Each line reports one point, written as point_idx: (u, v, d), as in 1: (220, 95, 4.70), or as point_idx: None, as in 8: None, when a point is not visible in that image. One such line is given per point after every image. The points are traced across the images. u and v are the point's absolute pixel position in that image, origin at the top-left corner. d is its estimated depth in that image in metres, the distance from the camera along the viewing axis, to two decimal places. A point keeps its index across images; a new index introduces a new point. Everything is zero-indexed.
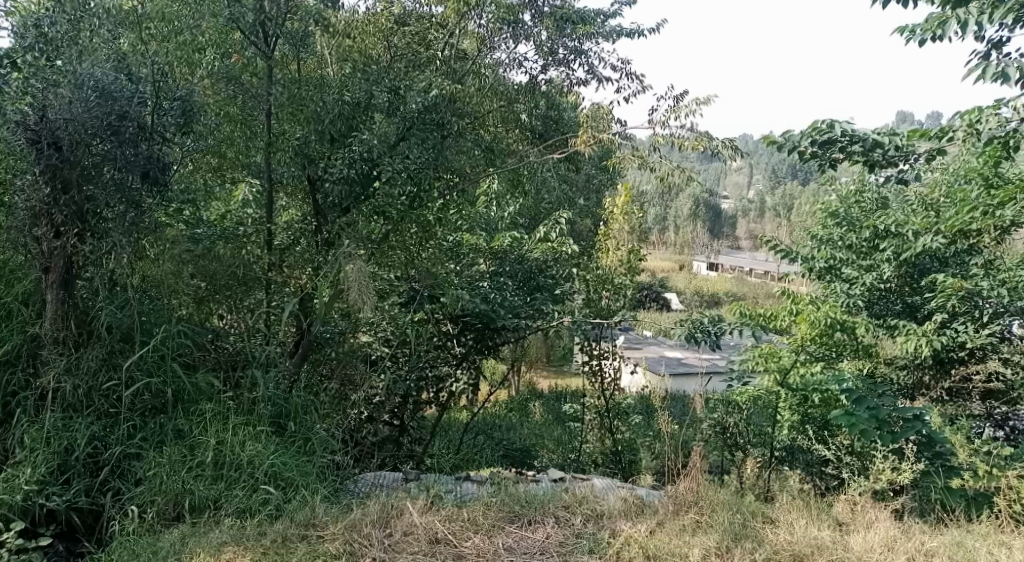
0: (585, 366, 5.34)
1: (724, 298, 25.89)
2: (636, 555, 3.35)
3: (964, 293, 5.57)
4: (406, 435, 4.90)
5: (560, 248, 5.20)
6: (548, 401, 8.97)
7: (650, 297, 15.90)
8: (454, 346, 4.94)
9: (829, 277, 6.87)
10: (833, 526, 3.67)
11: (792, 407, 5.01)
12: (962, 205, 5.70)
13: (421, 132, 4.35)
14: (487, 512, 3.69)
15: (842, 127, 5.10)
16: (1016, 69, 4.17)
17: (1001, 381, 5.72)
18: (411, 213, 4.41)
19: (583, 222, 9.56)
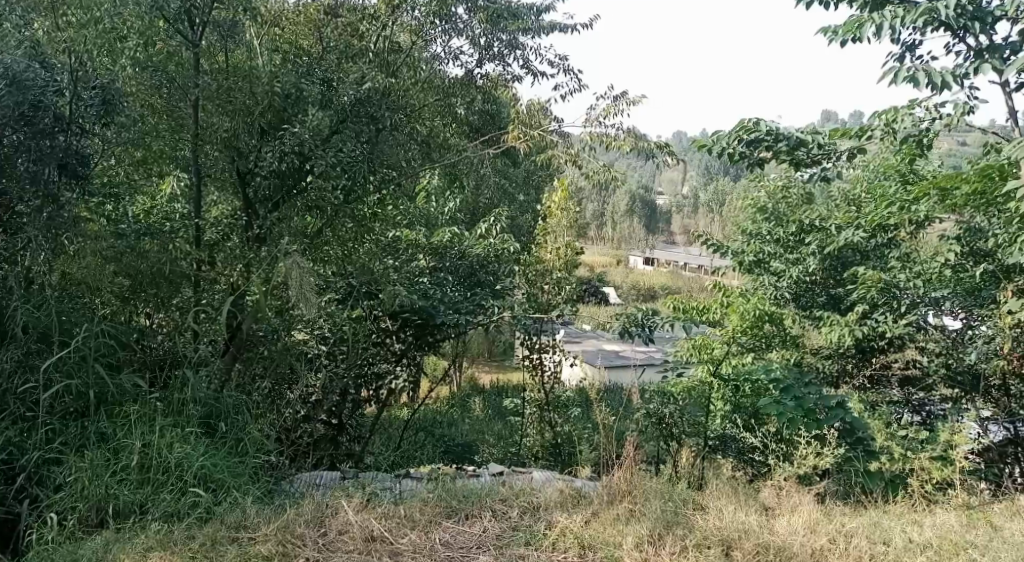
0: (526, 360, 5.33)
1: (659, 292, 26.42)
2: (572, 546, 3.40)
3: (883, 285, 5.78)
4: (344, 434, 4.85)
5: (502, 248, 5.29)
6: (490, 395, 9.03)
7: (589, 292, 16.14)
8: (393, 342, 4.94)
9: (758, 270, 7.10)
10: (760, 510, 3.78)
11: (724, 398, 5.00)
12: (882, 200, 5.97)
13: (355, 125, 4.30)
14: (424, 508, 3.68)
15: (767, 126, 5.33)
16: (924, 73, 4.46)
17: (917, 367, 5.86)
18: (346, 206, 4.36)
19: (523, 217, 9.67)
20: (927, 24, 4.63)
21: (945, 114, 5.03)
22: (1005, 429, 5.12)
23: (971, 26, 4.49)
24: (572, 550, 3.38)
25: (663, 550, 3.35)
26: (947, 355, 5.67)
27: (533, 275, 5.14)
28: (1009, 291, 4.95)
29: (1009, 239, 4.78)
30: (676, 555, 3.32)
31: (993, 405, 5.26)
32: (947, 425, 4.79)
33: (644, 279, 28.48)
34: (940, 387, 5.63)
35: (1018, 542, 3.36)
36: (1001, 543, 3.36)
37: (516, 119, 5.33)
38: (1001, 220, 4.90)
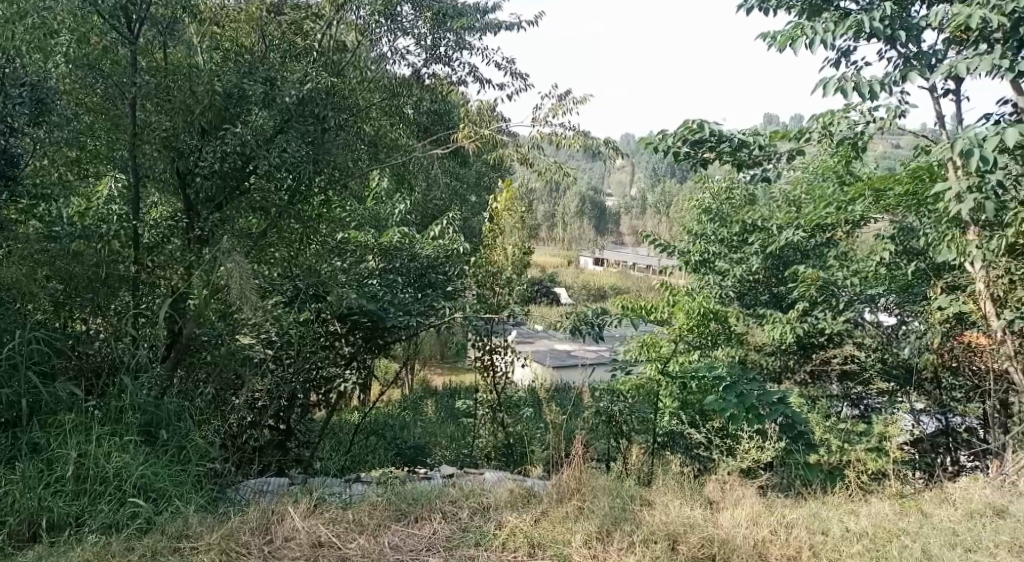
0: (476, 362, 5.32)
1: (610, 293, 26.71)
2: (521, 545, 3.42)
3: (822, 283, 5.96)
4: (292, 439, 4.80)
5: (451, 247, 5.34)
6: (443, 398, 9.00)
7: (542, 292, 16.32)
8: (342, 345, 4.86)
9: (704, 269, 7.25)
10: (705, 505, 3.86)
11: (672, 395, 5.05)
12: (821, 201, 6.15)
13: (300, 125, 4.23)
14: (373, 512, 3.66)
15: (710, 128, 5.42)
16: (853, 84, 4.72)
17: (856, 363, 5.95)
18: (291, 208, 4.30)
19: (475, 219, 9.72)
20: (859, 33, 4.83)
21: (878, 117, 5.26)
22: (937, 420, 5.32)
23: (898, 35, 4.72)
24: (522, 550, 3.40)
25: (611, 546, 3.40)
26: (882, 350, 5.74)
27: (484, 276, 5.16)
28: (938, 287, 5.15)
29: (937, 238, 4.98)
30: (623, 550, 3.37)
31: (926, 398, 5.46)
32: (882, 418, 4.96)
33: (595, 279, 28.74)
34: (876, 381, 5.82)
35: (945, 527, 3.50)
36: (931, 528, 3.50)
37: (466, 120, 5.37)
38: (930, 219, 5.09)
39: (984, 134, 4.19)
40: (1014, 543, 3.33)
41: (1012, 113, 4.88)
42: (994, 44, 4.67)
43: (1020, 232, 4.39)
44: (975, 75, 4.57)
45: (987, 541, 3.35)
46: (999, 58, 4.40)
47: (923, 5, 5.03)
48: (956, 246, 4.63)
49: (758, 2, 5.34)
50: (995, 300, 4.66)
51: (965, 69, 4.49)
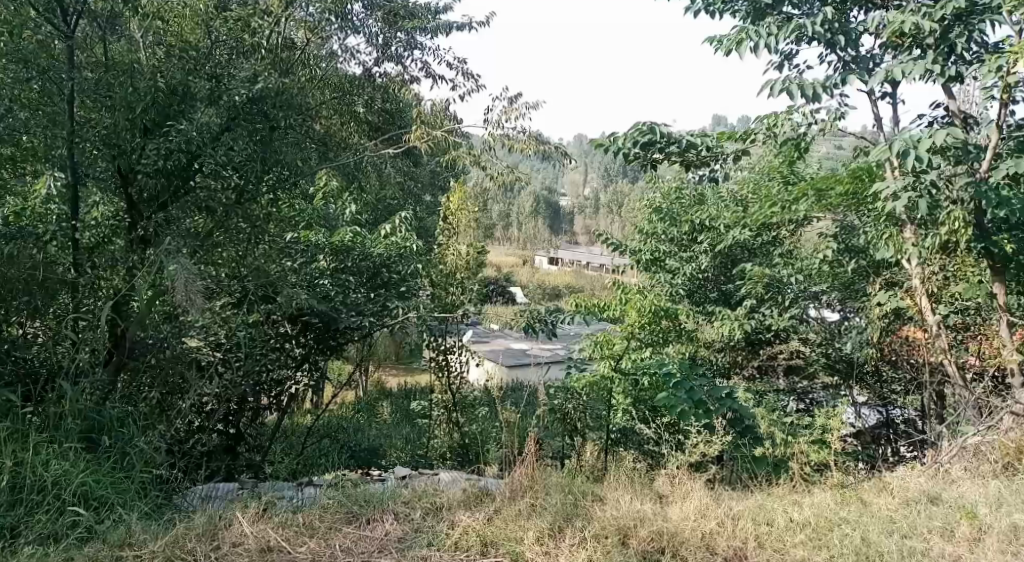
0: (431, 362, 5.35)
1: (564, 291, 26.89)
2: (474, 544, 3.43)
3: (768, 280, 6.11)
4: (242, 444, 4.73)
5: (405, 245, 5.31)
6: (398, 399, 8.95)
7: (497, 291, 16.34)
8: (293, 347, 4.79)
9: (655, 268, 7.36)
10: (654, 499, 3.92)
11: (626, 391, 5.11)
12: (766, 200, 6.29)
13: (247, 124, 4.16)
14: (323, 515, 3.63)
15: (660, 129, 5.48)
16: (798, 86, 4.88)
17: (800, 358, 6.08)
18: (238, 207, 4.24)
19: (429, 218, 9.71)
20: (800, 37, 4.99)
21: (819, 119, 5.43)
22: (877, 412, 5.57)
23: (838, 39, 4.88)
24: (475, 548, 3.41)
25: (562, 543, 3.42)
26: (826, 344, 5.87)
27: (437, 277, 5.17)
28: (877, 284, 5.32)
29: (876, 236, 5.14)
30: (575, 546, 3.40)
31: (868, 391, 5.62)
32: (826, 411, 5.10)
33: (550, 278, 28.88)
34: (821, 375, 5.97)
35: (882, 515, 3.62)
36: (869, 517, 3.61)
37: (419, 120, 5.40)
38: (869, 218, 5.27)
39: (918, 136, 4.35)
40: (947, 529, 3.47)
41: (945, 115, 5.09)
42: (926, 49, 4.86)
43: (954, 230, 4.52)
44: (909, 79, 4.75)
45: (922, 527, 3.47)
46: (931, 63, 4.58)
47: (860, 11, 5.21)
48: (894, 244, 4.84)
49: (704, 6, 5.46)
50: (929, 296, 4.95)
51: (901, 73, 4.65)
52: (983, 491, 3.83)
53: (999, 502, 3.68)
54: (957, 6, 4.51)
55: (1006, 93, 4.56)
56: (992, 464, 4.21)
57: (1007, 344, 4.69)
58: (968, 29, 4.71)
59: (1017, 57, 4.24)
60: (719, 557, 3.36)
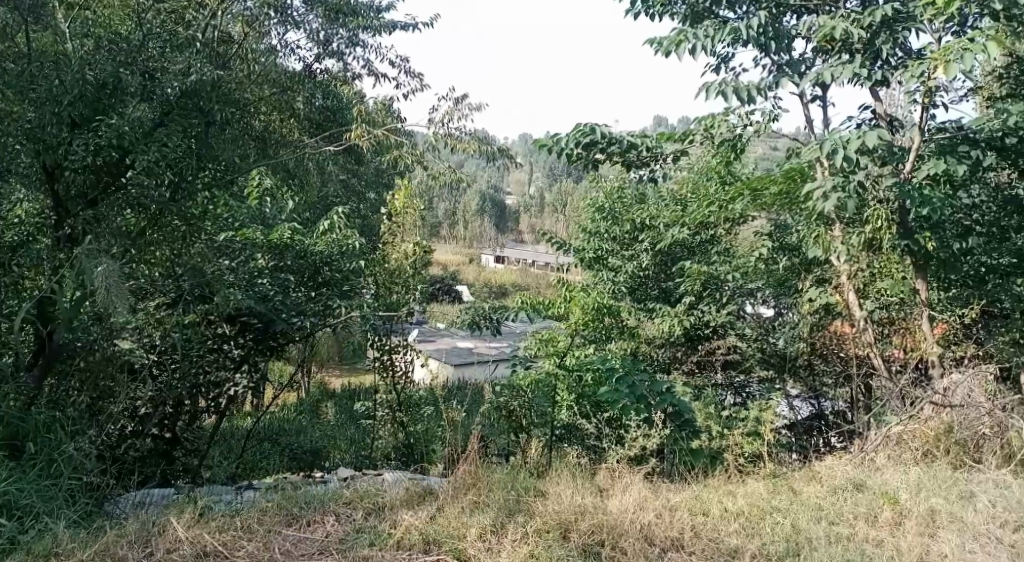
0: (376, 361, 5.34)
1: (510, 290, 26.98)
2: (417, 542, 3.43)
3: (705, 277, 6.24)
4: (178, 448, 4.54)
5: (346, 243, 5.24)
6: (341, 399, 8.85)
7: (443, 291, 16.29)
8: (231, 349, 4.65)
9: (597, 266, 7.44)
10: (595, 492, 3.98)
11: (569, 387, 5.16)
12: (704, 199, 6.43)
13: (181, 119, 4.07)
14: (262, 518, 3.58)
15: (602, 130, 5.65)
16: (734, 87, 5.05)
17: (738, 352, 6.07)
18: (173, 204, 4.11)
19: (372, 216, 9.65)
20: (735, 40, 5.14)
21: (754, 121, 5.69)
22: (810, 404, 5.76)
23: (770, 44, 5.09)
24: (418, 546, 3.42)
25: (505, 539, 3.44)
26: (761, 340, 6.03)
27: (382, 276, 5.13)
28: (808, 281, 5.51)
29: (807, 233, 5.31)
30: (517, 542, 3.41)
31: (801, 384, 5.80)
32: (760, 403, 5.25)
33: (496, 277, 28.90)
34: (757, 370, 6.03)
35: (811, 503, 3.76)
36: (799, 505, 3.74)
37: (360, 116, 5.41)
38: (801, 217, 5.45)
39: (847, 137, 4.53)
40: (871, 514, 3.63)
41: (872, 117, 5.29)
42: (855, 54, 5.05)
43: (877, 228, 4.79)
44: (838, 82, 4.93)
45: (849, 513, 3.63)
46: (858, 68, 4.76)
47: (794, 15, 5.39)
48: (822, 243, 5.02)
49: (643, 8, 5.59)
50: (857, 291, 5.19)
51: (830, 76, 4.83)
52: (905, 478, 4.00)
53: (919, 488, 3.86)
54: (883, 13, 4.71)
55: (928, 97, 4.77)
56: (914, 451, 4.42)
57: (928, 337, 5.04)
58: (894, 36, 4.91)
59: (938, 63, 4.43)
60: (657, 547, 3.44)
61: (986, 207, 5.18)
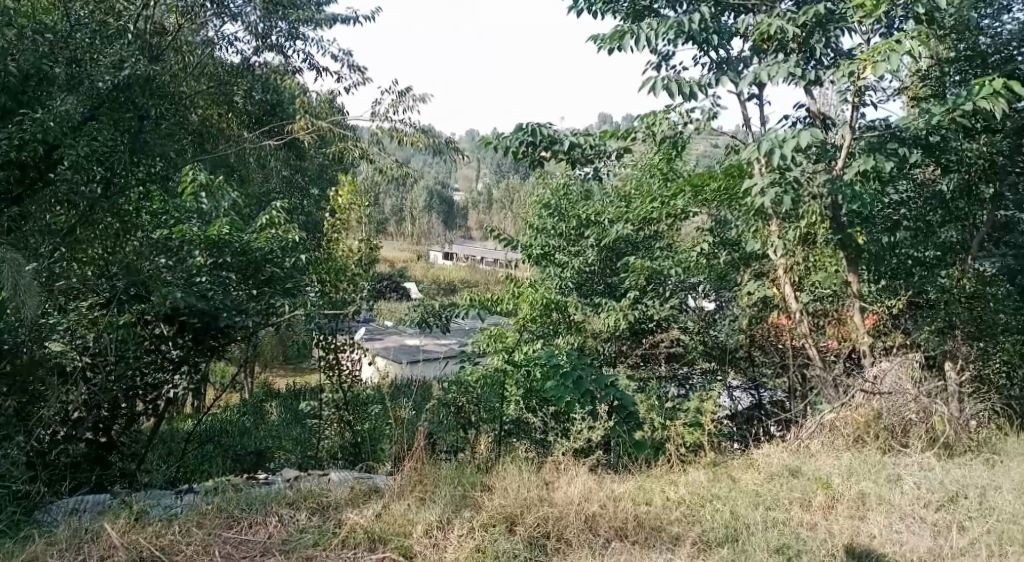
0: (322, 360, 5.28)
1: (458, 285, 26.92)
2: (361, 541, 3.41)
3: (649, 273, 6.15)
4: (114, 453, 4.41)
5: (287, 237, 5.09)
6: (287, 400, 8.72)
7: (392, 288, 16.18)
8: (169, 350, 4.53)
9: (544, 262, 7.49)
10: (541, 485, 4.01)
11: (517, 384, 5.29)
12: (647, 194, 6.54)
13: (112, 112, 4.05)
14: (202, 521, 3.51)
15: (544, 131, 5.80)
16: (676, 83, 5.16)
17: (680, 345, 6.13)
18: (105, 200, 4.04)
19: (317, 212, 9.55)
20: (677, 36, 5.24)
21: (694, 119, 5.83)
22: (750, 395, 5.86)
23: (713, 39, 5.20)
24: (363, 545, 3.39)
25: (451, 534, 3.44)
26: (703, 333, 6.13)
27: (325, 274, 5.06)
28: (747, 274, 5.65)
29: (744, 228, 5.45)
30: (463, 537, 3.42)
31: (741, 375, 5.92)
32: (702, 394, 5.36)
33: (444, 273, 28.80)
34: (700, 362, 6.10)
35: (749, 489, 3.86)
36: (738, 492, 3.85)
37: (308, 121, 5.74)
38: (739, 211, 5.59)
39: (782, 136, 4.67)
40: (805, 498, 3.75)
41: (807, 115, 5.45)
42: (790, 53, 5.19)
43: (811, 223, 5.01)
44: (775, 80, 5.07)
45: (784, 498, 3.74)
46: (794, 66, 4.91)
47: (733, 14, 5.52)
48: (760, 237, 5.27)
49: (586, 6, 5.66)
50: (792, 283, 5.36)
51: (767, 75, 4.97)
52: (837, 463, 4.15)
53: (850, 472, 4.01)
54: (817, 13, 4.86)
55: (858, 96, 4.95)
56: (846, 437, 4.55)
57: (859, 327, 5.33)
58: (826, 36, 5.08)
59: (866, 63, 4.61)
60: (601, 537, 3.49)
61: (911, 204, 5.57)
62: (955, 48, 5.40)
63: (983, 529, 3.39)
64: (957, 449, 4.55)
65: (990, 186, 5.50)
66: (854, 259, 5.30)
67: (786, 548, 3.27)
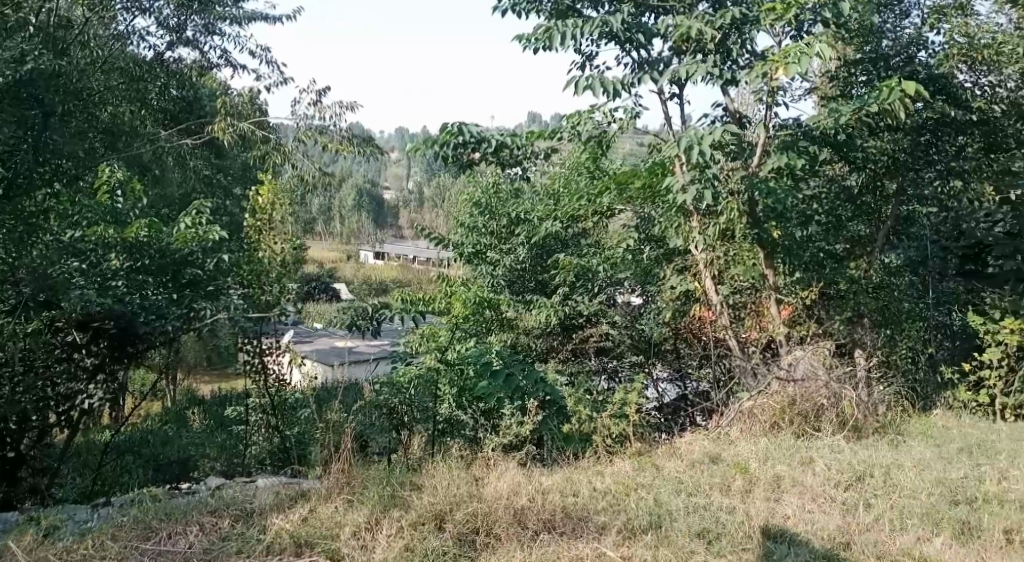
0: (247, 365, 5.07)
1: (390, 285, 26.72)
2: (287, 546, 3.36)
3: (578, 269, 6.26)
4: (24, 467, 4.24)
5: (206, 237, 5.13)
6: (212, 406, 8.49)
7: (322, 290, 15.96)
8: (82, 357, 4.34)
9: (476, 261, 7.50)
10: (471, 481, 4.03)
11: (451, 382, 5.30)
12: (574, 193, 6.64)
13: (13, 108, 3.85)
14: (118, 534, 3.41)
15: (469, 129, 5.88)
16: (600, 83, 5.26)
17: (610, 339, 6.14)
18: (5, 203, 3.97)
19: (242, 213, 9.36)
20: (600, 36, 5.36)
21: (617, 118, 5.94)
22: (676, 386, 5.90)
23: (636, 38, 5.31)
24: (288, 550, 3.34)
25: (379, 535, 3.43)
26: (631, 327, 6.12)
27: (249, 276, 4.96)
28: (669, 269, 5.83)
29: (665, 223, 5.62)
30: (391, 537, 3.41)
31: (667, 367, 5.97)
32: (627, 385, 5.48)
33: (375, 274, 28.49)
34: (628, 354, 6.08)
35: (672, 477, 3.98)
36: (661, 480, 3.96)
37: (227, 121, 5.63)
38: (662, 208, 5.78)
39: (701, 133, 4.84)
40: (724, 484, 3.89)
41: (724, 115, 5.63)
42: (708, 54, 5.32)
43: (730, 219, 5.18)
44: (694, 80, 5.23)
45: (705, 484, 3.87)
46: (712, 66, 5.08)
47: (653, 15, 5.62)
48: (682, 233, 5.47)
49: (510, 5, 5.71)
50: (713, 277, 5.62)
51: (686, 74, 5.13)
52: (755, 449, 4.31)
53: (766, 457, 4.18)
54: (732, 16, 5.02)
55: (772, 96, 5.13)
56: (762, 424, 4.76)
57: (776, 319, 5.56)
58: (742, 37, 5.22)
59: (778, 65, 4.79)
60: (530, 530, 3.51)
61: (823, 198, 5.87)
62: (861, 50, 5.65)
63: (887, 506, 3.58)
64: (866, 431, 4.78)
65: (893, 181, 5.91)
66: (769, 254, 5.51)
67: (707, 532, 3.39)
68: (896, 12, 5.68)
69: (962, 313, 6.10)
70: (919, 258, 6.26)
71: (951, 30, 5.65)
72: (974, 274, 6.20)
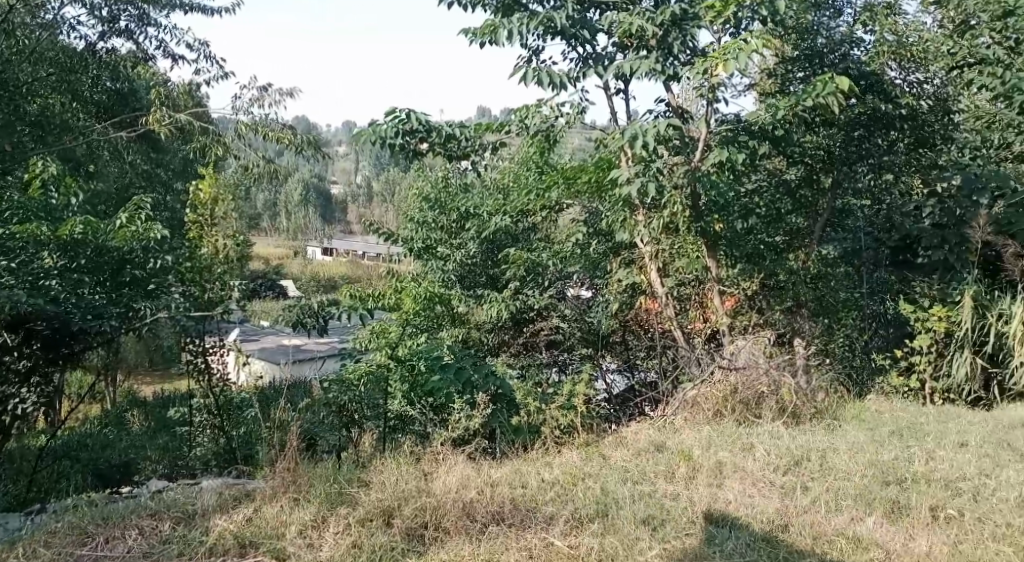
0: (189, 366, 4.90)
1: (338, 282, 26.38)
2: (230, 547, 3.30)
3: (528, 263, 6.22)
4: None
5: (146, 235, 4.86)
6: (154, 409, 8.26)
7: None
8: (14, 359, 4.19)
9: (426, 256, 7.28)
10: (419, 476, 4.01)
11: (401, 381, 5.19)
12: (521, 187, 6.65)
13: None
14: (51, 540, 3.31)
15: (418, 117, 5.90)
16: (547, 75, 5.30)
17: (559, 333, 6.16)
18: None
19: (182, 209, 9.11)
20: (544, 31, 5.40)
21: (564, 112, 6.01)
22: (625, 377, 6.04)
23: (581, 34, 5.34)
24: (231, 551, 3.29)
25: (326, 532, 3.40)
26: (580, 320, 6.12)
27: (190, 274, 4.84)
28: (616, 261, 5.98)
29: (611, 217, 5.66)
30: (339, 534, 3.39)
31: (616, 359, 6.10)
32: (575, 377, 5.53)
33: (324, 271, 28.09)
34: (577, 347, 6.15)
35: (618, 466, 4.04)
36: (608, 469, 4.01)
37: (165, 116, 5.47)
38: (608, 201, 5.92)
39: (645, 126, 4.94)
40: (669, 471, 3.97)
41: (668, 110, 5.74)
42: (650, 50, 5.38)
43: (673, 212, 5.27)
44: (637, 75, 5.30)
45: (650, 472, 3.94)
46: (654, 61, 5.17)
47: (598, 10, 5.66)
48: (628, 226, 5.48)
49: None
50: (660, 270, 5.74)
51: (630, 69, 5.22)
52: (698, 436, 4.41)
53: (709, 444, 4.28)
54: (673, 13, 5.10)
55: (713, 92, 5.22)
56: (705, 412, 4.90)
57: (719, 310, 5.72)
58: (682, 34, 5.30)
59: (717, 62, 4.89)
60: (478, 523, 3.52)
61: (764, 191, 6.01)
62: (797, 48, 5.80)
63: (823, 488, 3.70)
64: (804, 416, 4.92)
65: (829, 175, 6.07)
66: (712, 246, 5.63)
67: (652, 519, 3.45)
68: (830, 11, 5.82)
69: (894, 301, 6.30)
70: (853, 249, 6.42)
71: (881, 29, 5.81)
72: (905, 265, 6.55)
